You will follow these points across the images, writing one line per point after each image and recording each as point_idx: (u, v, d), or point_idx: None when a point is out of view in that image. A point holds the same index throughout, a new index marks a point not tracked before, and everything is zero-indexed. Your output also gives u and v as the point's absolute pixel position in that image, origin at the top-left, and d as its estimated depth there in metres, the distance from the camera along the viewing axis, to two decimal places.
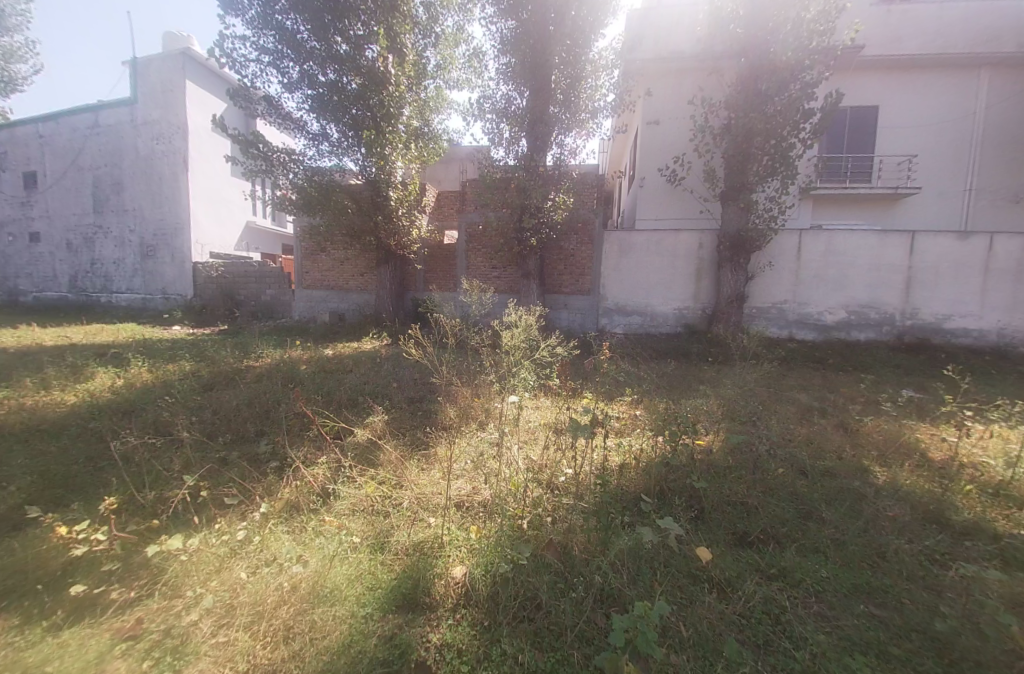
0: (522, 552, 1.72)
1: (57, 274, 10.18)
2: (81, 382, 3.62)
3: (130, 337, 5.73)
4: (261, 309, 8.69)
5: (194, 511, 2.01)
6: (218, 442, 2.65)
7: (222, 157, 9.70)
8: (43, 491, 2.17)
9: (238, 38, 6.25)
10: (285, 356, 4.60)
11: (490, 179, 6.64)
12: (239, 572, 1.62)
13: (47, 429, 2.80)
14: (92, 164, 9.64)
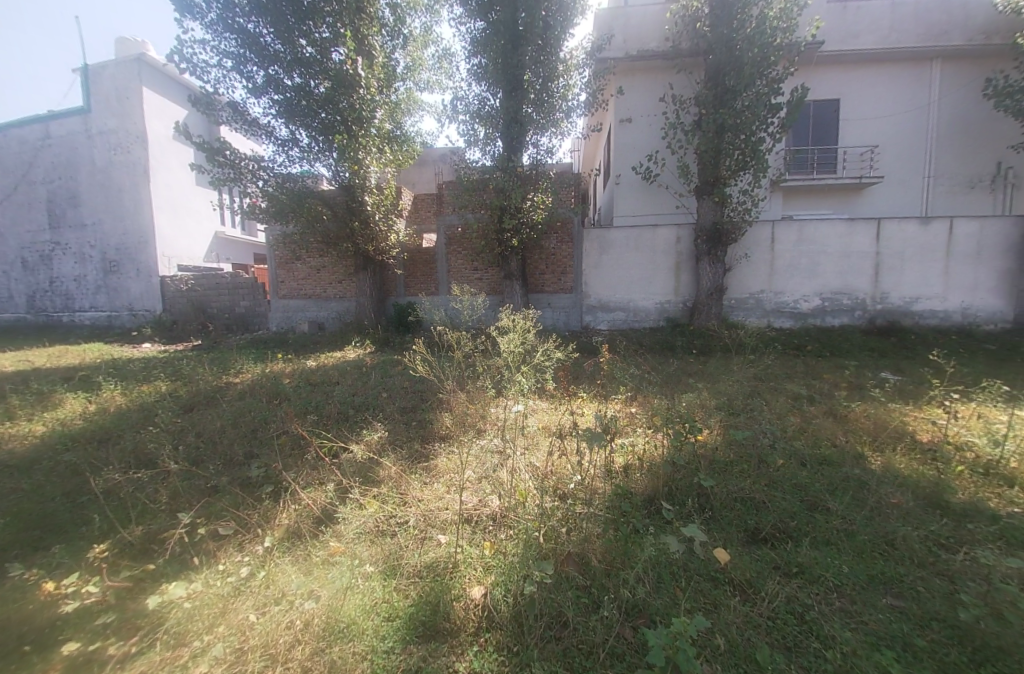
0: (544, 568, 1.71)
1: (9, 294, 9.53)
2: (48, 410, 3.38)
3: (98, 357, 5.42)
4: (236, 322, 8.36)
5: (186, 547, 1.89)
6: (206, 468, 2.51)
7: (184, 166, 9.27)
8: (18, 534, 2.01)
9: (197, 42, 5.96)
10: (267, 371, 4.43)
11: (468, 182, 6.60)
12: (247, 612, 1.53)
13: (14, 465, 2.60)
14: (43, 177, 9.05)
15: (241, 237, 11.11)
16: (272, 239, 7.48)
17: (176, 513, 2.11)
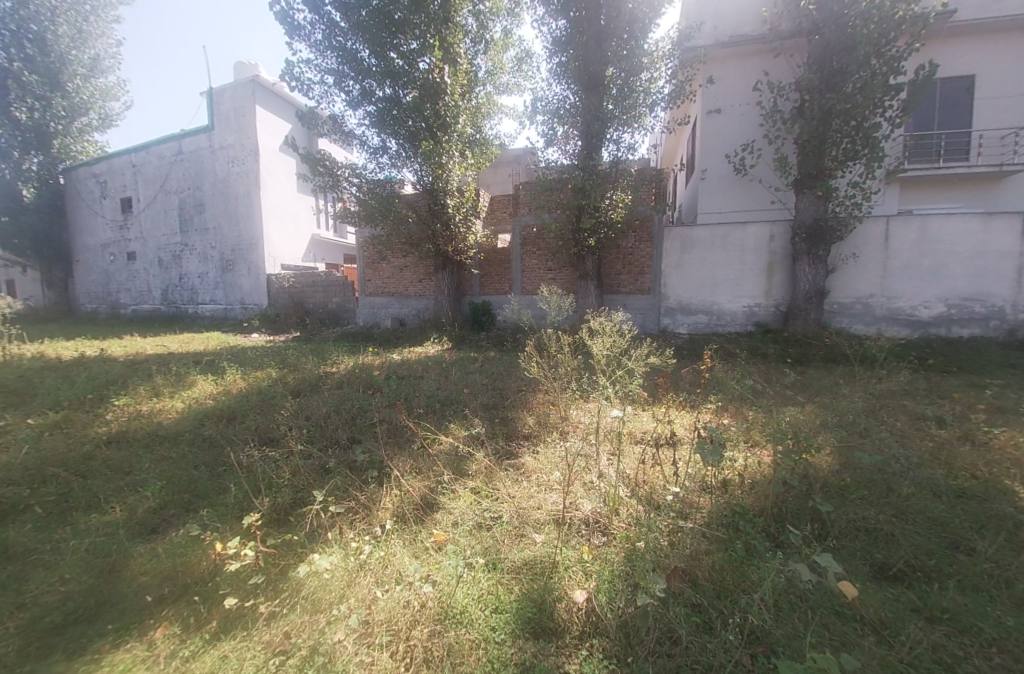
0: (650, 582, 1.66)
1: (150, 289, 11.21)
2: (185, 390, 3.91)
3: (219, 345, 6.18)
4: (328, 317, 9.12)
5: (309, 522, 2.09)
6: (318, 449, 2.77)
7: (287, 175, 10.28)
8: (174, 496, 2.36)
9: (304, 61, 6.57)
10: (360, 363, 4.77)
11: (546, 182, 6.64)
12: (369, 587, 1.67)
13: (165, 435, 3.04)
14: (176, 187, 10.50)
15: (337, 240, 12.10)
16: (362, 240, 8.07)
17: (297, 489, 2.35)
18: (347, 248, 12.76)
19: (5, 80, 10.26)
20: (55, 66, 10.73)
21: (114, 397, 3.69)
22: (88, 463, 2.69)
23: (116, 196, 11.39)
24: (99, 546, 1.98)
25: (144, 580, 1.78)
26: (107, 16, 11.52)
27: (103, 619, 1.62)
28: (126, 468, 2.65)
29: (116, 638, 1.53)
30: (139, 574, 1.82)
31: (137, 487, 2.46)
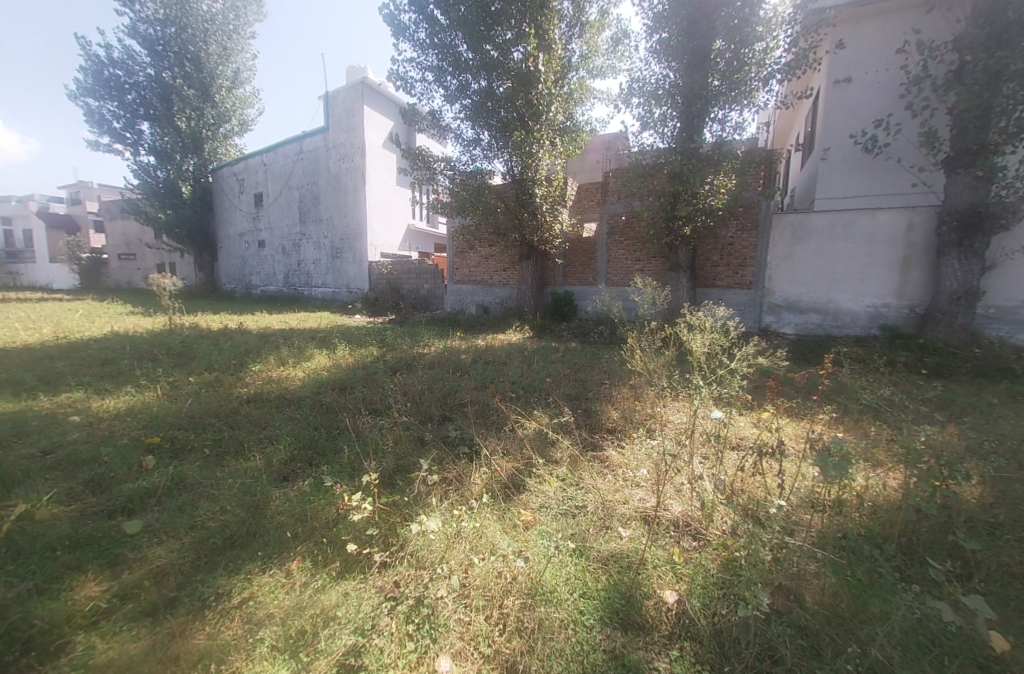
0: (746, 594, 1.58)
1: (275, 272, 12.95)
2: (305, 361, 4.49)
3: (329, 323, 6.95)
4: (419, 302, 9.79)
5: (411, 487, 2.32)
6: (415, 423, 3.03)
7: (388, 168, 11.10)
8: (299, 451, 2.75)
9: (408, 60, 6.99)
10: (448, 346, 5.06)
11: (640, 168, 6.41)
12: (465, 554, 1.84)
13: (290, 398, 3.54)
14: (296, 183, 11.92)
15: (428, 230, 12.83)
16: (453, 230, 8.50)
17: (399, 456, 2.61)
18: (436, 237, 13.48)
19: (172, 96, 12.38)
20: (207, 81, 12.69)
21: (253, 364, 4.37)
22: (235, 416, 3.23)
23: (250, 191, 13.26)
24: (246, 485, 2.38)
25: (281, 518, 2.11)
26: (246, 33, 13.28)
27: (253, 545, 1.97)
28: (262, 423, 3.14)
29: (264, 563, 1.86)
30: (277, 512, 2.17)
31: (271, 440, 2.90)
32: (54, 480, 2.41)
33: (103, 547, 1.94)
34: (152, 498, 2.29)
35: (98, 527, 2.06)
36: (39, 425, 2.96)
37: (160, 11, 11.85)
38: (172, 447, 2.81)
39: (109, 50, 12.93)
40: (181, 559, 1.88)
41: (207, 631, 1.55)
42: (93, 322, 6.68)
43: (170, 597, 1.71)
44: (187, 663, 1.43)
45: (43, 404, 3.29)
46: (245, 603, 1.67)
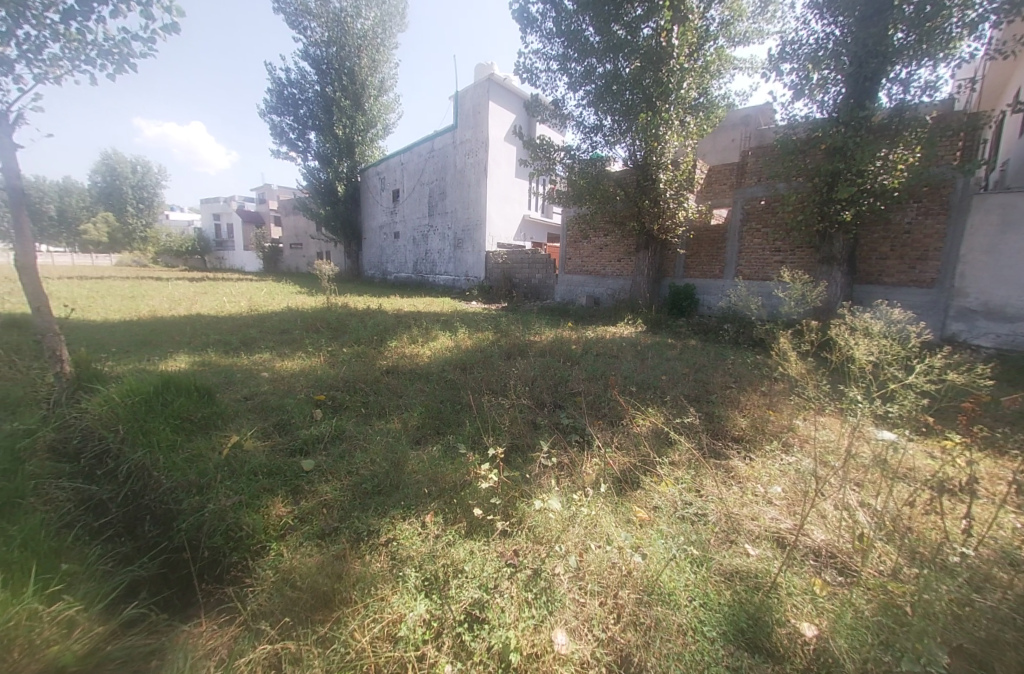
0: (903, 645, 1.36)
1: (406, 261, 14.52)
2: (431, 341, 4.99)
3: (449, 308, 7.59)
4: (530, 291, 10.09)
5: (528, 466, 2.46)
6: (529, 406, 3.18)
7: (508, 160, 11.54)
8: (429, 420, 3.09)
9: (536, 52, 7.14)
10: (558, 335, 5.16)
11: (790, 144, 5.62)
12: (581, 538, 1.91)
13: (421, 373, 3.98)
14: (427, 179, 13.13)
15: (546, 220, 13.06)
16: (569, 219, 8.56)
17: (516, 436, 2.77)
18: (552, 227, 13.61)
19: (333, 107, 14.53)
20: (359, 92, 14.58)
21: (390, 340, 5.00)
22: (377, 383, 3.75)
23: (389, 188, 14.98)
24: (389, 443, 2.78)
25: (417, 475, 2.41)
26: (390, 44, 14.87)
27: (395, 495, 2.28)
28: (398, 392, 3.59)
29: (405, 511, 2.16)
30: (413, 470, 2.48)
31: (406, 407, 3.32)
32: (253, 420, 3.10)
33: (288, 478, 2.45)
34: (320, 443, 2.81)
35: (285, 462, 2.60)
36: (243, 377, 3.81)
37: (326, 35, 13.93)
38: (332, 404, 3.39)
39: (289, 73, 15.64)
40: (342, 496, 2.29)
41: (361, 559, 1.87)
42: (274, 299, 8.30)
43: (334, 526, 2.10)
44: (349, 583, 1.75)
45: (245, 361, 4.22)
46: (390, 542, 1.97)
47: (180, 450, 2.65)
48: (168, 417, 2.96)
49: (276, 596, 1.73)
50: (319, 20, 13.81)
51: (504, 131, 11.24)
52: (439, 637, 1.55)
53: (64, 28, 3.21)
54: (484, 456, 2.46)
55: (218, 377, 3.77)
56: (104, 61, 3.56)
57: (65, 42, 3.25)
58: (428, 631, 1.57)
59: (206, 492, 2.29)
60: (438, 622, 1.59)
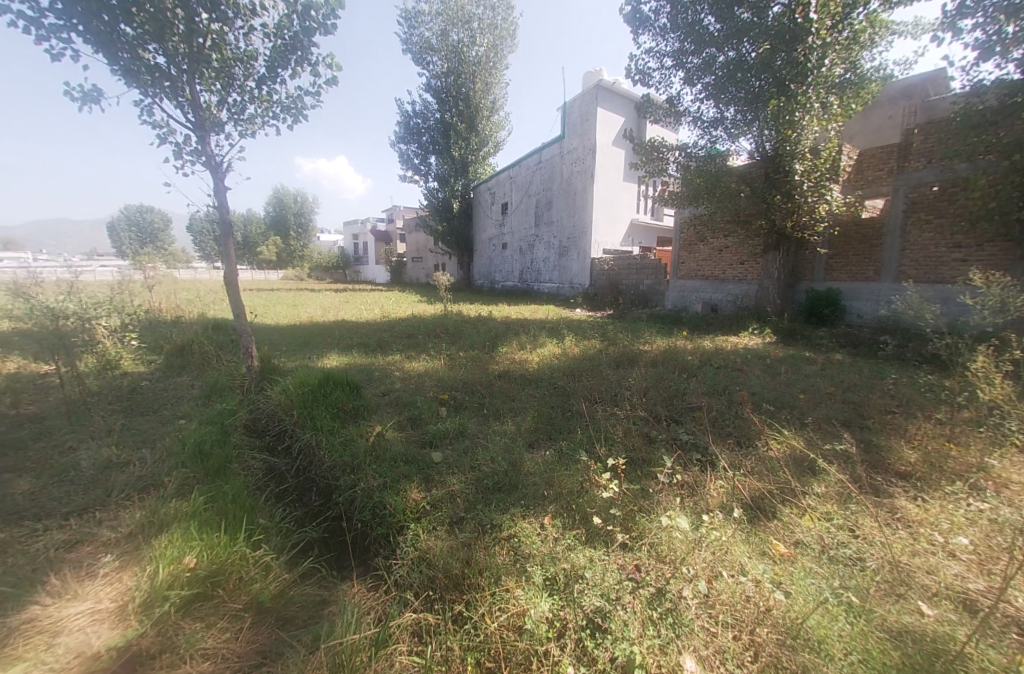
0: None
1: (512, 270, 15.17)
2: (540, 347, 5.16)
3: (554, 315, 7.74)
4: (638, 298, 9.77)
5: (647, 481, 2.42)
6: (644, 418, 3.12)
7: (616, 164, 11.31)
8: (543, 424, 3.20)
9: (649, 52, 6.96)
10: (672, 346, 4.93)
11: (977, 115, 4.59)
12: (710, 563, 1.80)
13: (533, 377, 4.15)
14: (534, 190, 13.59)
15: (655, 224, 12.52)
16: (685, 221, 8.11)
17: (632, 448, 2.74)
18: (662, 231, 12.96)
19: (450, 131, 15.91)
20: (473, 114, 15.73)
21: (502, 345, 5.30)
22: (493, 385, 4.01)
23: (499, 202, 15.85)
24: (507, 443, 2.95)
25: (534, 477, 2.53)
26: (502, 65, 15.73)
27: (515, 494, 2.42)
28: (511, 395, 3.78)
29: (526, 510, 2.27)
30: (531, 472, 2.60)
31: (519, 410, 3.49)
32: (391, 413, 3.57)
33: (421, 467, 2.77)
34: (447, 438, 3.12)
35: (418, 452, 2.93)
36: (382, 375, 4.41)
37: (445, 66, 15.32)
38: (454, 403, 3.72)
39: (414, 105, 17.57)
40: (468, 489, 2.49)
41: (486, 549, 2.01)
42: (401, 307, 9.38)
43: (462, 515, 2.30)
44: (477, 570, 1.90)
45: (383, 361, 4.87)
46: (511, 538, 2.09)
47: (338, 434, 3.17)
48: (328, 405, 3.56)
49: (416, 571, 1.96)
50: (439, 54, 15.25)
51: (611, 135, 11.09)
52: (562, 637, 1.60)
53: (258, 92, 4.11)
54: (601, 466, 2.48)
55: (362, 374, 4.41)
56: (284, 114, 4.44)
57: (258, 103, 4.15)
58: (552, 629, 1.62)
59: (357, 471, 2.70)
60: (561, 622, 1.64)
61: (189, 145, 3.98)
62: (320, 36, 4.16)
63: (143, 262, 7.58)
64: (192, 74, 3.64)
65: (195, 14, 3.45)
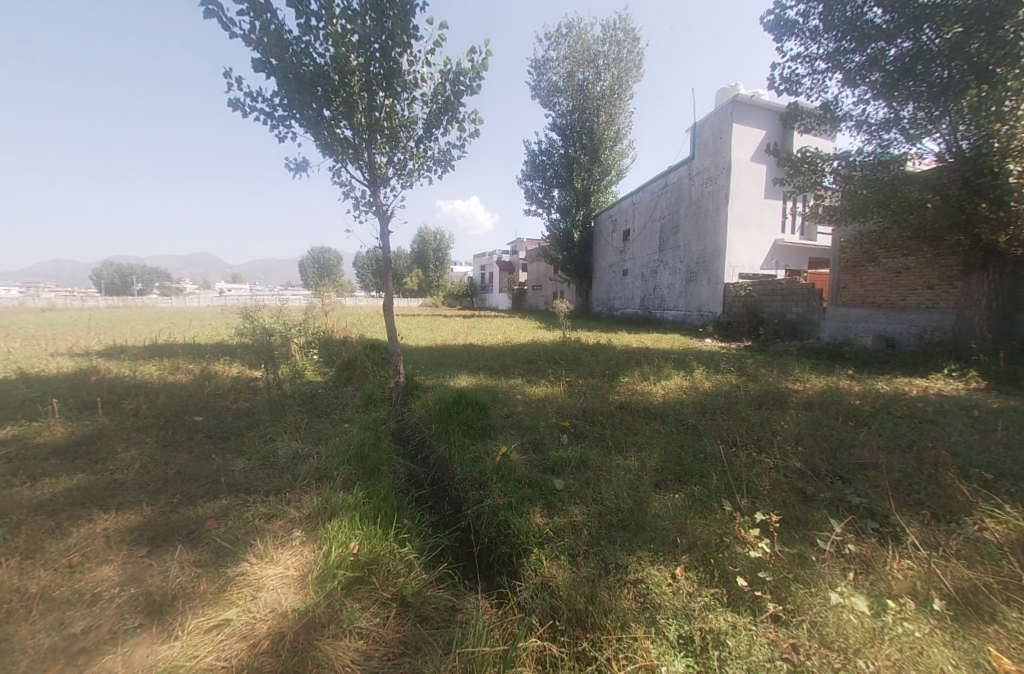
0: None
1: (634, 297, 14.74)
2: (666, 379, 4.89)
3: (680, 345, 7.26)
4: (784, 329, 8.66)
5: (804, 546, 2.09)
6: (798, 472, 2.71)
7: (755, 181, 10.32)
8: (671, 464, 3.01)
9: (797, 58, 6.34)
10: (833, 387, 4.21)
11: None
12: (896, 662, 1.47)
13: (659, 412, 3.94)
14: (659, 214, 13.15)
15: (806, 244, 10.94)
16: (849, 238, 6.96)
17: (781, 504, 2.41)
18: (815, 251, 11.22)
19: (574, 165, 16.50)
20: (597, 146, 16.10)
21: (623, 375, 5.16)
22: (615, 416, 3.93)
23: (621, 228, 15.71)
24: (631, 480, 2.85)
25: (662, 521, 2.39)
26: (626, 95, 15.88)
27: (643, 536, 2.31)
28: (634, 429, 3.66)
29: (654, 555, 2.15)
30: (660, 515, 2.46)
31: (643, 445, 3.35)
32: (516, 435, 3.76)
33: (545, 492, 2.84)
34: (568, 466, 3.14)
35: (541, 477, 3.01)
36: (507, 398, 4.68)
37: (570, 104, 16.07)
38: (575, 431, 3.74)
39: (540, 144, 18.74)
40: (591, 523, 2.47)
41: (611, 589, 1.95)
42: (522, 333, 9.88)
43: (585, 548, 2.28)
44: (601, 610, 1.85)
45: (508, 384, 5.18)
46: (638, 582, 2.00)
47: (468, 450, 3.45)
48: (460, 422, 3.92)
49: (539, 596, 1.99)
50: (565, 94, 16.06)
51: (749, 151, 10.21)
52: None
53: (416, 150, 4.89)
54: (744, 521, 2.22)
55: (488, 395, 4.75)
56: (436, 166, 5.19)
57: (416, 158, 4.94)
58: None
59: (485, 488, 2.89)
60: None
61: (364, 198, 4.93)
62: (467, 95, 4.81)
63: (324, 292, 9.47)
64: (370, 142, 4.54)
65: (375, 95, 4.34)
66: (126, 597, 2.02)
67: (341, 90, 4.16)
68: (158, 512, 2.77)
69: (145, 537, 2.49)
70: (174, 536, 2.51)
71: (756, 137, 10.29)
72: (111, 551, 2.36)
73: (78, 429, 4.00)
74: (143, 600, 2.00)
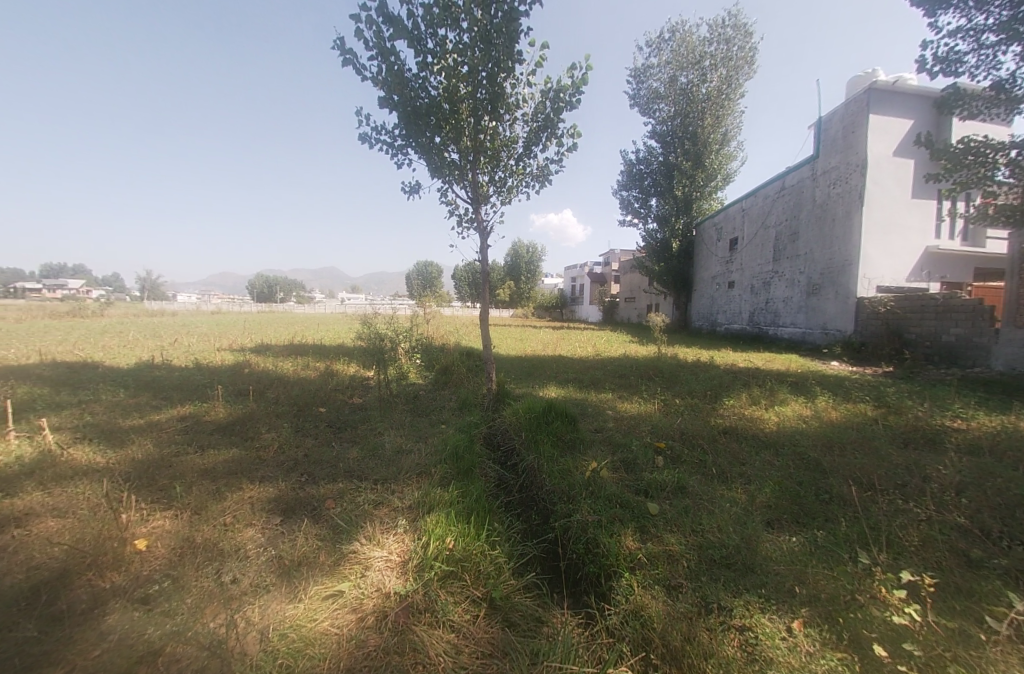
0: None
1: (741, 311, 13.44)
2: (779, 405, 4.36)
3: (797, 367, 6.43)
4: (940, 353, 7.16)
5: (967, 621, 1.71)
6: (958, 530, 2.23)
7: (900, 179, 8.81)
8: (786, 502, 2.67)
9: (955, 33, 5.31)
10: (1015, 429, 3.37)
11: None
12: None
13: (771, 441, 3.54)
14: (775, 221, 11.85)
15: (974, 250, 8.94)
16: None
17: (934, 567, 2.00)
18: (987, 261, 9.11)
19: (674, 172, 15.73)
20: (701, 151, 15.18)
21: (726, 397, 4.73)
22: (717, 442, 3.62)
23: (727, 237, 14.47)
24: (737, 514, 2.60)
25: (775, 565, 2.14)
26: (737, 94, 14.76)
27: (752, 578, 2.08)
28: (741, 458, 3.32)
29: (765, 603, 1.93)
30: (773, 558, 2.20)
31: (751, 477, 3.03)
32: (606, 451, 3.66)
33: (638, 514, 2.72)
34: (664, 491, 2.97)
35: (634, 499, 2.89)
36: (598, 412, 4.59)
37: (672, 109, 15.39)
38: (671, 454, 3.53)
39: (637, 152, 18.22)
40: (689, 554, 2.30)
41: (712, 632, 1.80)
42: (613, 347, 9.63)
43: (682, 581, 2.12)
44: (700, 651, 1.72)
45: (598, 398, 5.09)
46: (745, 629, 1.81)
47: (558, 462, 3.46)
48: (549, 433, 3.95)
49: (630, 622, 1.92)
50: (667, 99, 15.41)
51: (893, 143, 8.74)
52: None
53: (516, 167, 5.13)
54: (882, 579, 1.89)
55: (578, 408, 4.71)
56: (534, 181, 5.37)
57: (515, 175, 5.17)
58: None
59: (574, 502, 2.86)
60: None
61: (467, 215, 5.30)
62: (567, 111, 4.91)
63: (426, 302, 10.30)
64: (474, 162, 4.87)
65: (481, 118, 4.67)
66: (266, 557, 2.42)
67: (450, 117, 4.56)
68: (289, 488, 3.27)
69: (280, 508, 2.97)
70: (300, 511, 2.94)
71: (903, 127, 8.80)
72: (254, 516, 2.85)
73: (235, 411, 4.91)
74: (279, 562, 2.38)
